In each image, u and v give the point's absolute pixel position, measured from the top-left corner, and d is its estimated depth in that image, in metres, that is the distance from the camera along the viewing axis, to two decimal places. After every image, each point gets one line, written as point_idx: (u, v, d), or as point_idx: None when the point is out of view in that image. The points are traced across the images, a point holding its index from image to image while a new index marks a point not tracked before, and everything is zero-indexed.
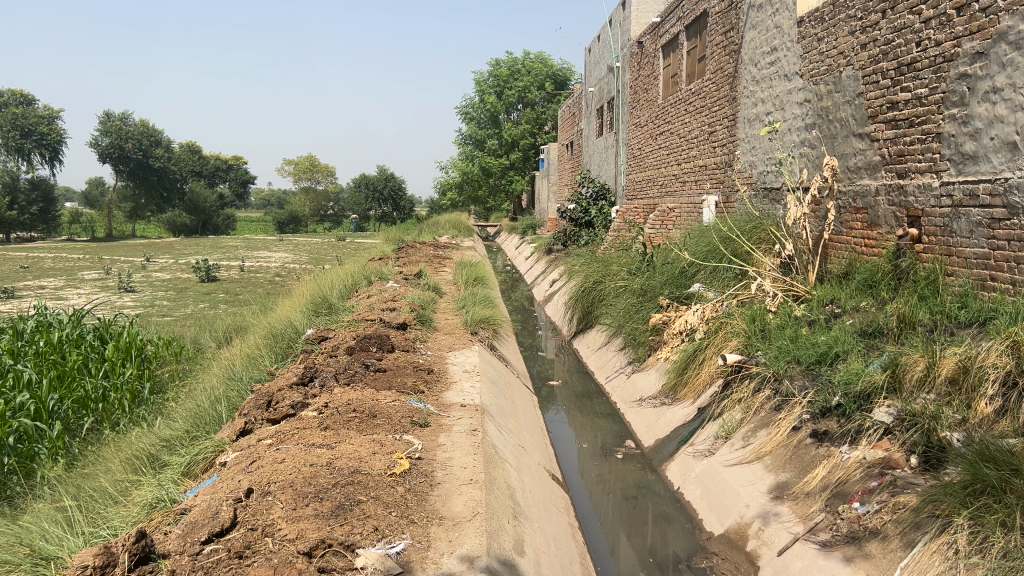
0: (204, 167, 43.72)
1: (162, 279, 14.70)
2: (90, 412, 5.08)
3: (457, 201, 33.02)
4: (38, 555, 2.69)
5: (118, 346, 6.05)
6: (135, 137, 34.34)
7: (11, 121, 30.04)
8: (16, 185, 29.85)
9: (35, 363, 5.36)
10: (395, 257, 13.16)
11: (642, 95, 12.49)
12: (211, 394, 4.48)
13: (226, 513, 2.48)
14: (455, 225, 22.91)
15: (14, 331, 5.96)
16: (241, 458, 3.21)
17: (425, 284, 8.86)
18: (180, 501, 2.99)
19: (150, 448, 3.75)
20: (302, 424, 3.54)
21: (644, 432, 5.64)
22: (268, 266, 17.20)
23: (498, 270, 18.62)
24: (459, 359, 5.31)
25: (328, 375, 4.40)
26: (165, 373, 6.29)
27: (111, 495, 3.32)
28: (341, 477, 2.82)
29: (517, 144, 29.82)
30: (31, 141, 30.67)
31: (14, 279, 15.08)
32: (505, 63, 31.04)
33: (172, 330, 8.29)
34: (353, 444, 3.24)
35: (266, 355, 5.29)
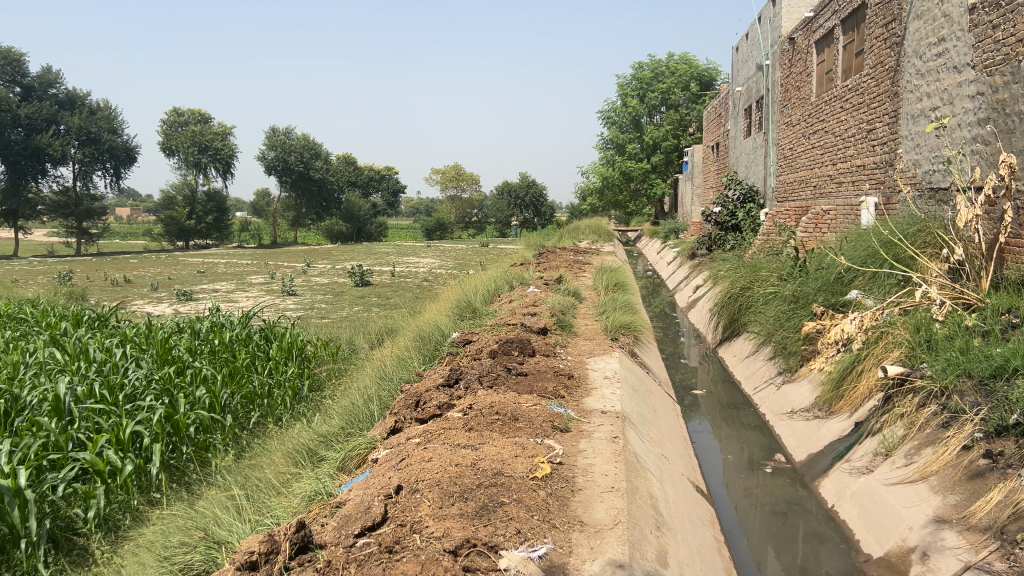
0: (358, 178, 46.08)
1: (321, 283, 15.61)
2: (257, 407, 5.49)
3: (598, 205, 32.99)
4: (211, 539, 2.92)
5: (281, 346, 6.49)
6: (297, 150, 36.64)
7: (190, 139, 32.94)
8: (194, 198, 32.53)
9: (210, 360, 5.85)
10: (538, 262, 13.29)
11: (793, 93, 11.98)
12: (365, 393, 4.71)
13: (378, 508, 2.60)
14: (596, 230, 22.90)
15: (193, 331, 6.54)
16: (392, 455, 3.35)
17: (566, 288, 8.90)
18: (336, 494, 3.15)
19: (310, 443, 3.98)
20: (448, 425, 3.64)
21: (795, 446, 5.40)
22: (417, 271, 17.87)
23: (640, 275, 18.45)
24: (600, 365, 5.29)
25: (472, 377, 4.51)
26: (323, 372, 6.69)
27: (274, 486, 3.56)
28: (484, 478, 2.88)
29: (660, 146, 29.33)
30: (206, 156, 33.34)
31: (192, 282, 16.50)
32: (648, 65, 30.77)
33: (328, 331, 8.78)
34: (496, 446, 3.30)
35: (414, 357, 5.50)
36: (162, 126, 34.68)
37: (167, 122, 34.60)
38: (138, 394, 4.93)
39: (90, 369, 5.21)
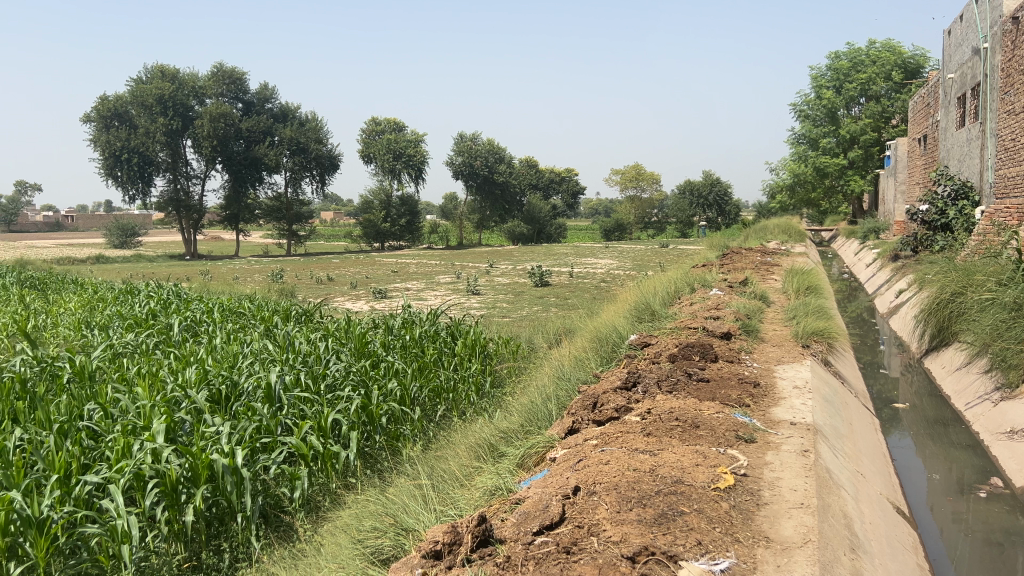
0: (540, 180, 46.90)
1: (503, 283, 16.06)
2: (443, 400, 5.75)
3: (788, 204, 31.44)
4: (400, 526, 3.08)
5: (466, 343, 6.73)
6: (483, 155, 37.86)
7: (385, 147, 35.03)
8: (388, 202, 34.51)
9: (401, 354, 6.18)
10: (722, 263, 12.89)
11: (1017, 78, 10.79)
12: (545, 392, 4.79)
13: (556, 508, 2.63)
14: (785, 230, 21.84)
15: (387, 327, 6.96)
16: (569, 456, 3.38)
17: (752, 292, 8.56)
18: (516, 490, 3.22)
19: (491, 438, 4.10)
20: (626, 428, 3.61)
21: (1015, 471, 4.85)
22: (596, 272, 17.90)
23: (834, 278, 17.37)
24: (789, 373, 5.03)
25: (651, 381, 4.44)
26: (505, 369, 6.87)
27: (457, 478, 3.70)
28: (664, 485, 2.83)
29: (858, 140, 27.47)
30: (400, 163, 35.28)
31: (385, 281, 17.53)
32: (846, 55, 28.97)
33: (510, 330, 9.00)
34: (676, 453, 3.23)
35: (592, 358, 5.51)
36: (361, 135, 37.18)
37: (366, 131, 37.05)
38: (338, 385, 5.30)
39: (296, 359, 5.68)
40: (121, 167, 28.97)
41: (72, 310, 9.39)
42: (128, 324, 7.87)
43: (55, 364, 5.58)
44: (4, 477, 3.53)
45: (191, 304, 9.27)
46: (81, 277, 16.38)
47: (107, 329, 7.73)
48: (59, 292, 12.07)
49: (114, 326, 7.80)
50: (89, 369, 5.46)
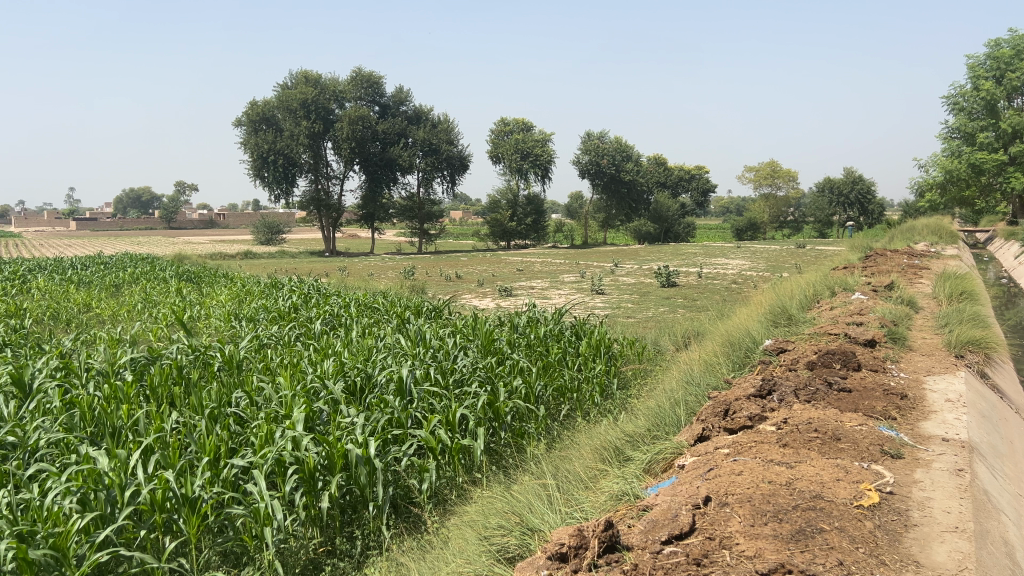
0: (670, 178, 46.03)
1: (629, 282, 15.90)
2: (567, 400, 5.73)
3: (938, 203, 29.38)
4: (526, 526, 3.08)
5: (590, 343, 6.69)
6: (610, 153, 37.41)
7: (514, 146, 35.46)
8: (515, 201, 34.85)
9: (526, 353, 6.22)
10: (863, 265, 12.22)
11: None
12: (672, 396, 4.67)
13: (686, 518, 2.56)
14: (935, 230, 20.43)
15: (512, 325, 7.03)
16: (699, 464, 3.28)
17: (898, 296, 8.05)
18: (643, 496, 3.16)
19: (617, 441, 4.04)
20: (760, 438, 3.47)
21: None
22: (726, 273, 17.42)
23: (990, 282, 16.08)
24: (941, 385, 4.67)
25: (788, 390, 4.25)
26: (630, 370, 6.78)
27: (583, 480, 3.67)
28: (801, 500, 2.69)
29: (1021, 134, 25.29)
30: (528, 162, 35.56)
31: (512, 278, 17.76)
32: (1008, 42, 26.78)
33: (636, 331, 8.87)
34: (815, 466, 3.07)
35: (723, 363, 5.34)
36: (491, 136, 37.81)
37: (495, 132, 37.63)
38: (465, 380, 5.40)
39: (427, 354, 5.83)
40: (268, 168, 30.72)
41: (223, 302, 10.06)
42: (272, 317, 8.34)
43: (207, 353, 5.98)
44: (162, 457, 3.81)
45: (330, 298, 9.72)
46: (231, 271, 17.51)
47: (253, 321, 8.23)
48: (212, 285, 12.97)
49: (260, 318, 8.30)
50: (237, 358, 5.81)
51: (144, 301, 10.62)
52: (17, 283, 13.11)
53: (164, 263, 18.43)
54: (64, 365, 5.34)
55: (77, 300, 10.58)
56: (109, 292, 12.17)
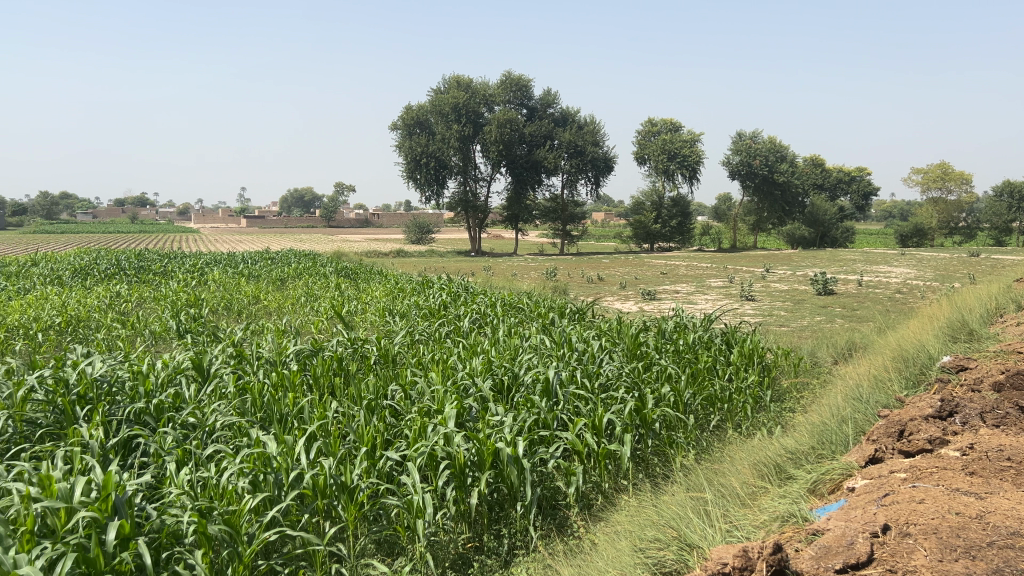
0: (828, 180, 43.52)
1: (781, 289, 15.20)
2: (718, 409, 5.54)
3: None
4: (683, 541, 3.00)
5: (743, 352, 6.42)
6: (762, 154, 35.99)
7: (661, 147, 34.92)
8: (661, 202, 34.20)
9: (674, 359, 6.06)
10: None
11: None
12: (837, 413, 4.40)
13: (864, 547, 2.40)
14: None
15: (659, 330, 6.89)
16: (872, 488, 3.06)
17: None
18: (810, 518, 2.98)
19: (777, 458, 3.85)
20: (942, 464, 3.20)
21: None
22: (888, 282, 16.27)
23: None
24: None
25: (972, 412, 3.89)
26: (786, 382, 6.44)
27: (741, 497, 3.52)
28: (997, 536, 2.42)
29: None
30: (675, 163, 34.74)
31: (657, 282, 17.46)
32: None
33: (790, 341, 8.45)
34: (1010, 499, 2.78)
35: (895, 381, 4.97)
36: (639, 137, 37.43)
37: (643, 133, 37.21)
38: (612, 385, 5.32)
39: (572, 356, 5.82)
40: (420, 171, 31.94)
41: (376, 298, 10.50)
42: (422, 313, 8.60)
43: (365, 346, 6.23)
44: (324, 445, 3.98)
45: (476, 297, 9.93)
46: (383, 269, 18.26)
47: (405, 317, 8.53)
48: (366, 281, 13.59)
49: (411, 314, 8.59)
50: (392, 353, 6.02)
51: (305, 294, 11.29)
52: (195, 275, 14.30)
53: (322, 259, 19.47)
54: (237, 352, 5.73)
55: (247, 292, 11.40)
56: (275, 285, 13.03)
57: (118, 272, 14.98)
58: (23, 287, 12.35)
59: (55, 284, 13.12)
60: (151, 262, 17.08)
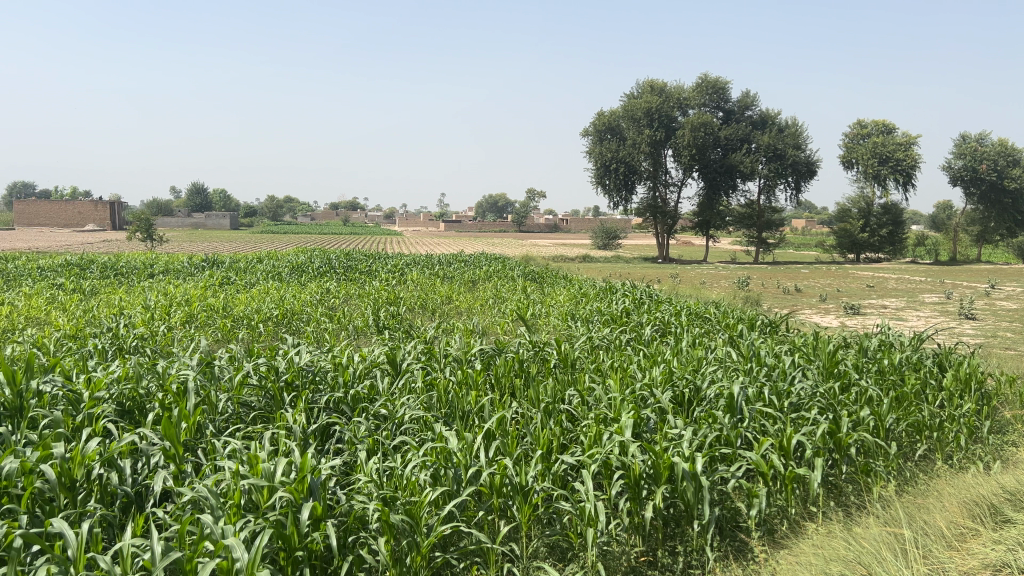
0: None
1: (1009, 308, 13.61)
2: (925, 438, 5.02)
3: None
4: None
5: (958, 376, 5.78)
6: (991, 157, 32.60)
7: (871, 151, 32.57)
8: (870, 210, 31.75)
9: (875, 381, 5.59)
10: None
11: None
12: None
13: None
14: None
15: (860, 348, 6.39)
16: None
17: None
18: None
19: (992, 498, 3.44)
20: None
21: None
22: None
23: None
24: None
25: None
26: (1010, 413, 5.72)
27: (946, 538, 3.19)
28: None
29: None
30: (887, 168, 32.30)
31: (861, 297, 16.26)
32: None
33: (1017, 367, 7.53)
34: None
35: None
36: (845, 140, 35.22)
37: (850, 135, 34.97)
38: (803, 405, 5.00)
39: (760, 371, 5.53)
40: (610, 176, 32.05)
41: (562, 303, 10.60)
42: (605, 320, 8.54)
43: (546, 349, 6.29)
44: (502, 444, 4.05)
45: (662, 305, 9.73)
46: (570, 273, 18.40)
47: (587, 323, 8.51)
48: (553, 285, 13.75)
49: (594, 320, 8.56)
50: (572, 358, 6.02)
51: (494, 296, 11.59)
52: (395, 275, 15.20)
53: (513, 262, 19.96)
54: (427, 350, 6.00)
55: (440, 292, 11.91)
56: (466, 287, 13.53)
57: (329, 269, 16.22)
58: (249, 281, 13.71)
59: (275, 279, 14.43)
60: (357, 262, 18.35)
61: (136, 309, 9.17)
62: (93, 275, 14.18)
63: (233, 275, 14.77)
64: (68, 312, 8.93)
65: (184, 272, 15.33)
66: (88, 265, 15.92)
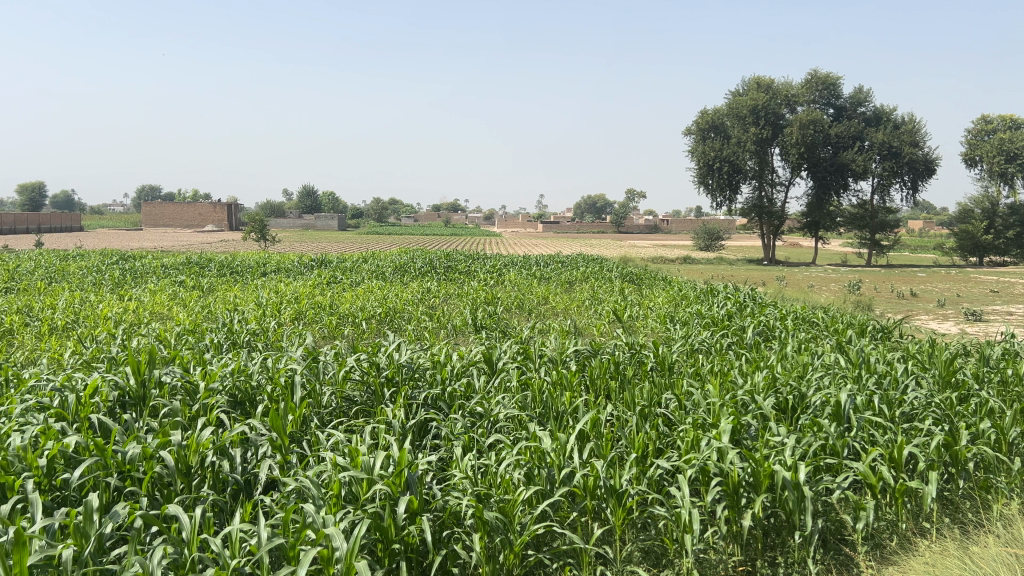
0: None
1: None
2: None
3: None
4: None
5: None
6: None
7: (996, 148, 30.61)
8: (994, 211, 29.87)
9: (997, 392, 5.24)
10: None
11: None
12: None
13: None
14: None
15: (981, 356, 6.01)
16: None
17: None
18: None
19: None
20: None
21: None
22: None
23: None
24: None
25: None
26: None
27: None
28: None
29: None
30: (1014, 165, 30.22)
31: (983, 302, 15.33)
32: None
33: None
34: None
35: None
36: (967, 136, 33.25)
37: (973, 131, 32.97)
38: (916, 415, 4.75)
39: (869, 379, 5.29)
40: (713, 175, 31.44)
41: (662, 304, 10.46)
42: (705, 323, 8.37)
43: (643, 351, 6.23)
44: (596, 447, 4.04)
45: (766, 308, 9.45)
46: (671, 275, 18.11)
47: (687, 326, 8.37)
48: (653, 287, 13.58)
49: (694, 323, 8.41)
50: (670, 361, 5.93)
51: (592, 297, 11.54)
52: (495, 275, 15.38)
53: (613, 263, 19.82)
54: (523, 350, 6.03)
55: (538, 292, 11.95)
56: (565, 288, 13.53)
57: (430, 269, 16.56)
58: (354, 280, 14.16)
59: (379, 278, 14.84)
60: (458, 262, 18.65)
61: (250, 306, 9.64)
62: (210, 274, 14.97)
63: (339, 274, 15.30)
64: (188, 307, 9.47)
65: (293, 271, 15.97)
66: (206, 263, 16.80)
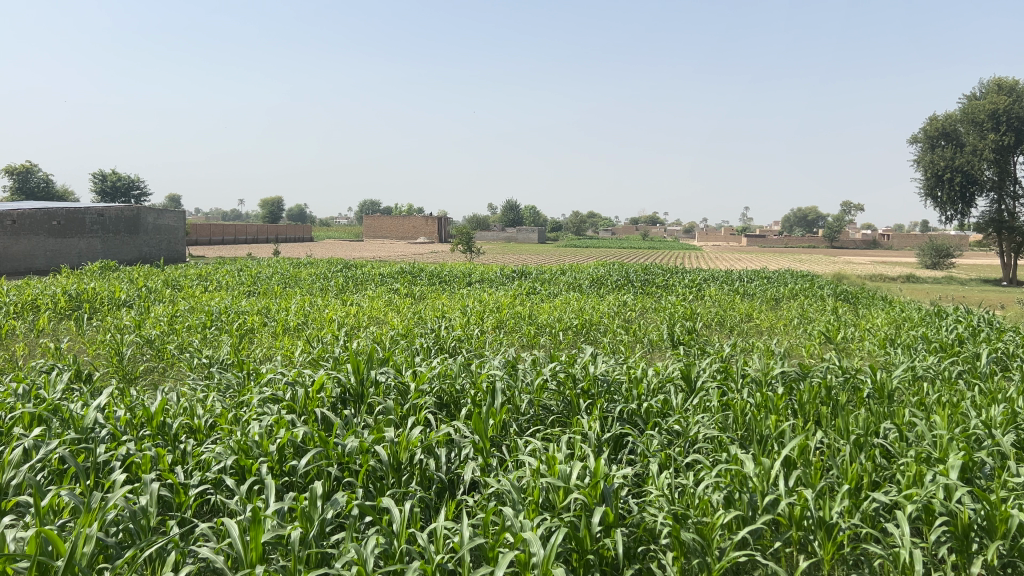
0: None
1: None
2: None
3: None
4: None
5: None
6: None
7: None
8: None
9: None
10: None
11: None
12: None
13: None
14: None
15: None
16: None
17: None
18: None
19: None
20: None
21: None
22: None
23: None
24: None
25: None
26: None
27: None
28: None
29: None
30: None
31: None
32: None
33: None
34: None
35: None
36: None
37: None
38: None
39: None
40: (942, 186, 28.83)
41: (879, 326, 9.71)
42: (932, 348, 7.63)
43: (858, 376, 5.80)
44: (804, 475, 3.82)
45: (1005, 334, 8.47)
46: (889, 294, 16.76)
47: (910, 350, 7.69)
48: (869, 307, 12.65)
49: (918, 348, 7.70)
50: (889, 388, 5.47)
51: (801, 316, 10.93)
52: (696, 290, 15.07)
53: (823, 280, 18.70)
54: (724, 368, 5.83)
55: (741, 309, 11.53)
56: (770, 305, 12.97)
57: (629, 283, 16.52)
58: (553, 291, 14.44)
59: (578, 290, 15.02)
60: (658, 275, 18.46)
61: (457, 313, 10.12)
62: (422, 282, 15.95)
63: (540, 285, 15.66)
64: (402, 313, 10.10)
65: (497, 281, 16.59)
66: (418, 272, 17.86)
